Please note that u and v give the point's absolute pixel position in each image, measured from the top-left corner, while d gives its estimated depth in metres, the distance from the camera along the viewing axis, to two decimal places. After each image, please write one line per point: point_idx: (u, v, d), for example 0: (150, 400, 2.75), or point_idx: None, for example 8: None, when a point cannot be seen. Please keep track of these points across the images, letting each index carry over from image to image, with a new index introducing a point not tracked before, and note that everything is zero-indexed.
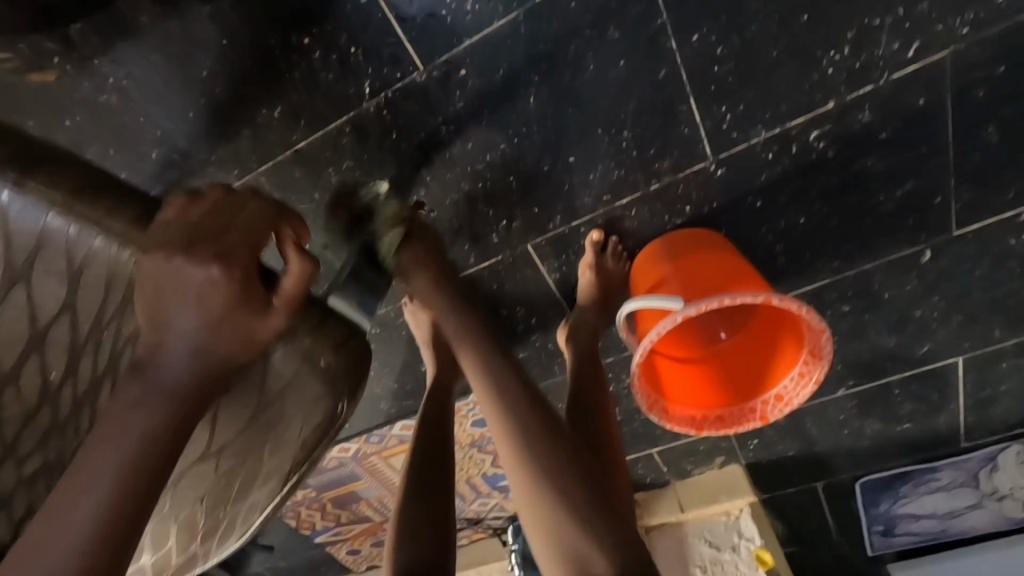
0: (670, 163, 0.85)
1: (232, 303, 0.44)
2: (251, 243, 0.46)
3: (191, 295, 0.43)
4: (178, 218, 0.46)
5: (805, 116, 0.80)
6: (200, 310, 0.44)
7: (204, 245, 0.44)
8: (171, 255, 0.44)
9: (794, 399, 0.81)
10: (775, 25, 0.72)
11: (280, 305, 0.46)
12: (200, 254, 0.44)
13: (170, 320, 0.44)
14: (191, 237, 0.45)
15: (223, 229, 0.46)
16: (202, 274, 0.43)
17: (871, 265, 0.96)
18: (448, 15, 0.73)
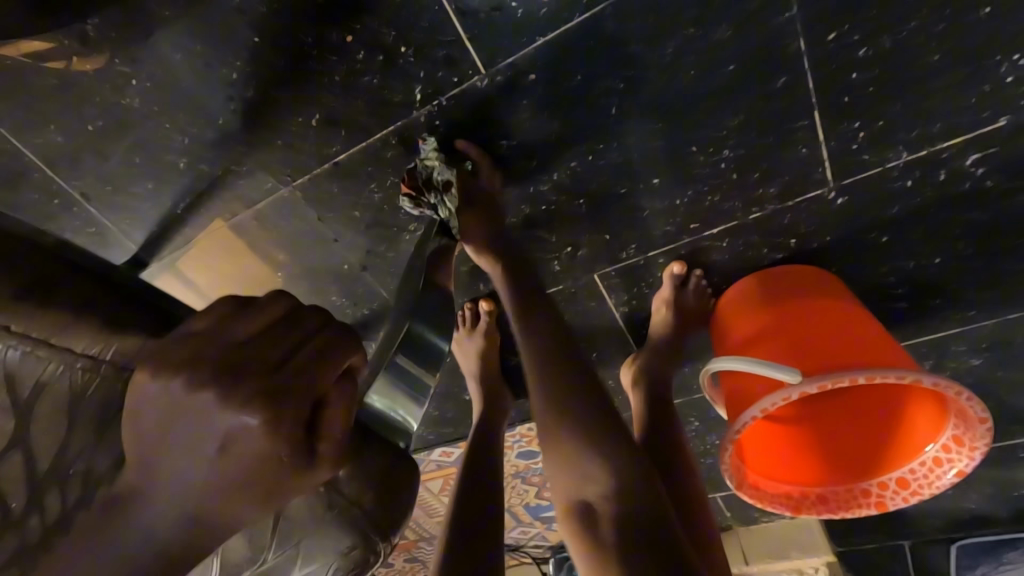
0: (777, 189, 0.70)
1: (261, 480, 0.24)
2: (315, 384, 0.26)
3: (194, 443, 0.24)
4: (218, 326, 0.27)
5: (962, 137, 0.63)
6: (209, 469, 0.24)
7: (246, 375, 0.25)
8: (187, 377, 0.24)
9: (924, 489, 0.65)
10: (943, 21, 0.55)
11: (328, 469, 0.26)
12: (231, 391, 0.24)
13: (160, 477, 0.24)
14: (226, 359, 0.25)
15: (275, 356, 0.26)
16: (218, 424, 0.24)
17: (1015, 314, 0.79)
18: (517, 8, 0.59)
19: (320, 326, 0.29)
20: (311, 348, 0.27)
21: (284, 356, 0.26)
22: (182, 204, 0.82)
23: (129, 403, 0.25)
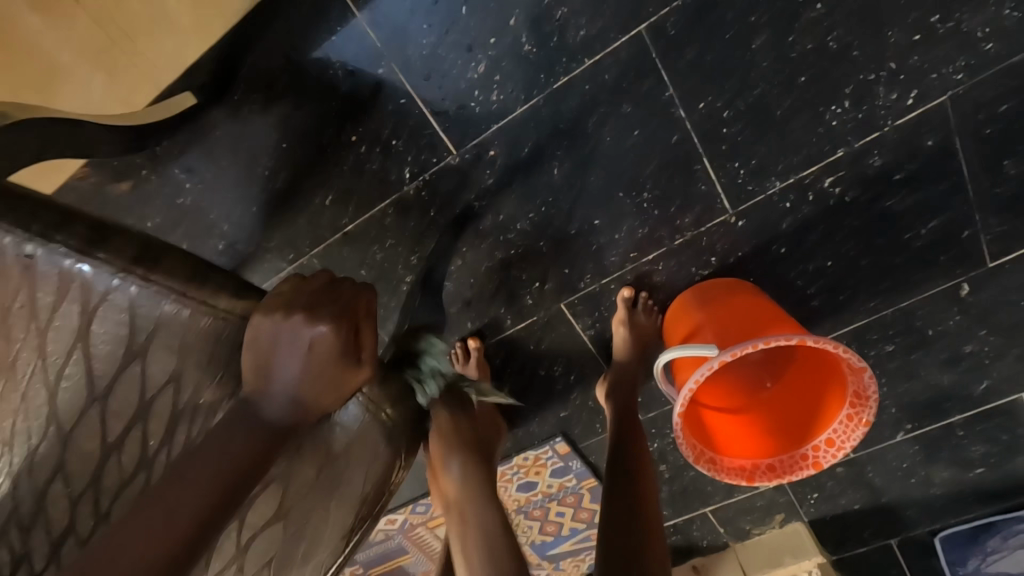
0: (691, 219, 0.90)
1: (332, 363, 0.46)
2: (355, 314, 0.48)
3: (296, 347, 0.45)
4: (296, 285, 0.48)
5: (818, 165, 0.84)
6: (306, 362, 0.45)
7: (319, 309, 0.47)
8: (288, 314, 0.46)
9: (846, 442, 0.79)
10: (775, 88, 0.79)
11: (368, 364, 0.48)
12: (312, 317, 0.46)
13: (277, 370, 0.45)
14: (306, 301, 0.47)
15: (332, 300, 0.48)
16: (309, 334, 0.45)
17: (907, 302, 0.96)
18: (477, 105, 0.82)
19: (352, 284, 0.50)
20: (349, 296, 0.49)
21: (337, 299, 0.48)
22: None
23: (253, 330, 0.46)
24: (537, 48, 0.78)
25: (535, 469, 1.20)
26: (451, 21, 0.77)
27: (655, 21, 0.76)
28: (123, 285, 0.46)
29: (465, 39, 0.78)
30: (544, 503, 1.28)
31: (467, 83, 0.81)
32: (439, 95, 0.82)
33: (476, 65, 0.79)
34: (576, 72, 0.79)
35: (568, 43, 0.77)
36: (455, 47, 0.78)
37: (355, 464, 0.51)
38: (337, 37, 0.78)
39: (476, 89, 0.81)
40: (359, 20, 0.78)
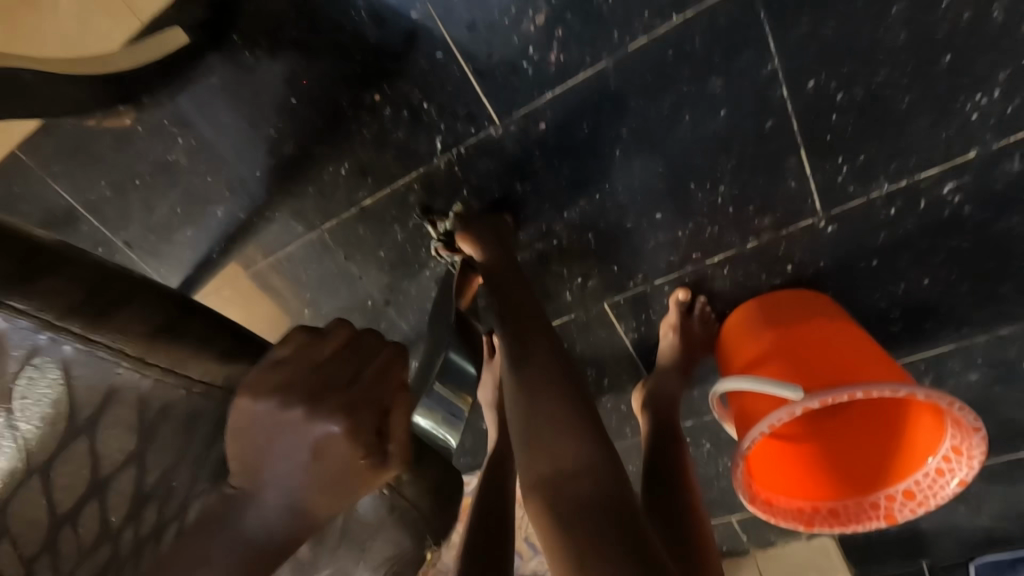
0: (771, 221, 0.76)
1: (347, 467, 0.34)
2: (380, 396, 0.36)
3: (297, 448, 0.34)
4: (301, 354, 0.36)
5: (938, 169, 0.69)
6: (310, 465, 0.34)
7: (329, 394, 0.34)
8: (288, 402, 0.34)
9: (929, 499, 0.68)
10: (908, 69, 0.62)
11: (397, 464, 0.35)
12: (320, 407, 0.34)
13: (272, 474, 0.34)
14: (312, 384, 0.35)
15: (349, 379, 0.36)
16: (315, 433, 0.33)
17: (1007, 330, 0.83)
18: (528, 67, 0.67)
19: (379, 352, 0.38)
20: (371, 369, 0.37)
21: (356, 377, 0.36)
22: (217, 248, 0.89)
23: (241, 418, 0.34)
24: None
25: None
26: None
27: None
28: (53, 343, 0.32)
29: None
30: None
31: (518, 38, 0.65)
32: (484, 51, 0.66)
33: (531, 16, 0.63)
34: (657, 33, 0.63)
35: None
36: None
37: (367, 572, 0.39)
38: None
39: (529, 47, 0.65)
40: None
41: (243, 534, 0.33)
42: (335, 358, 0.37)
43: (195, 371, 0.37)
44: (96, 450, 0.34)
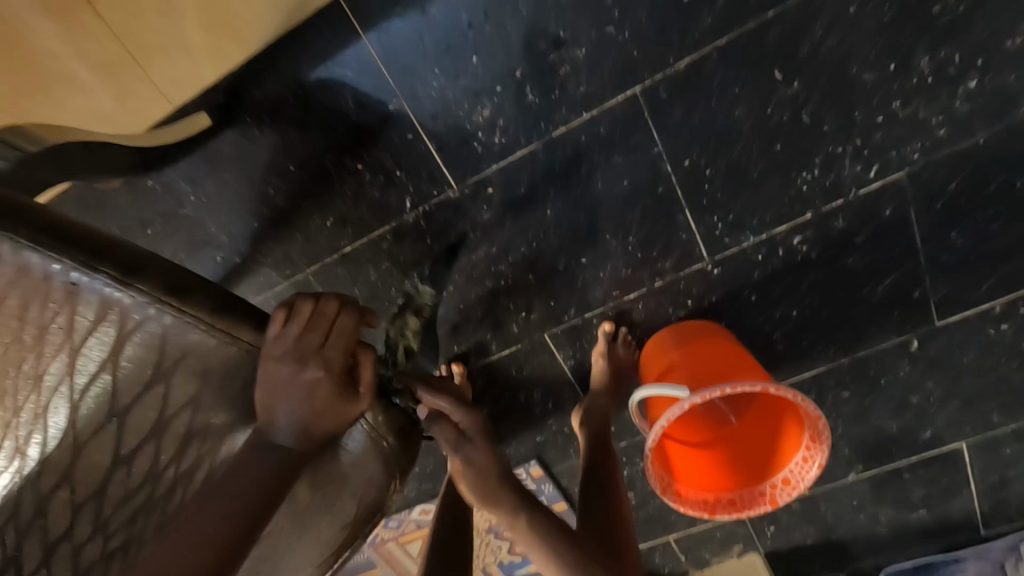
0: (671, 263, 0.96)
1: (334, 399, 0.50)
2: (350, 351, 0.52)
3: (294, 395, 0.48)
4: (282, 326, 0.50)
5: (787, 224, 0.92)
6: (306, 404, 0.49)
7: (310, 352, 0.50)
8: (283, 361, 0.49)
9: (800, 482, 0.85)
10: (754, 152, 0.86)
11: (367, 397, 0.51)
12: (306, 360, 0.49)
13: (278, 414, 0.49)
14: (297, 347, 0.49)
15: (323, 340, 0.51)
16: (306, 378, 0.49)
17: (864, 351, 1.04)
18: (479, 145, 0.87)
19: (338, 316, 0.53)
20: (342, 331, 0.52)
21: (331, 338, 0.51)
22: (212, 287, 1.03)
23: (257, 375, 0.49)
24: (538, 98, 0.84)
25: None
26: (459, 67, 0.82)
27: (648, 84, 0.82)
28: (157, 314, 0.46)
29: (473, 86, 0.83)
30: None
31: (471, 124, 0.86)
32: (444, 133, 0.87)
33: (481, 109, 0.85)
34: (574, 122, 0.85)
35: (568, 96, 0.83)
36: (463, 92, 0.84)
37: (348, 494, 0.54)
38: (351, 74, 0.83)
39: (479, 130, 0.86)
40: (372, 57, 0.82)
41: (266, 458, 0.48)
42: (308, 325, 0.51)
43: (246, 335, 0.49)
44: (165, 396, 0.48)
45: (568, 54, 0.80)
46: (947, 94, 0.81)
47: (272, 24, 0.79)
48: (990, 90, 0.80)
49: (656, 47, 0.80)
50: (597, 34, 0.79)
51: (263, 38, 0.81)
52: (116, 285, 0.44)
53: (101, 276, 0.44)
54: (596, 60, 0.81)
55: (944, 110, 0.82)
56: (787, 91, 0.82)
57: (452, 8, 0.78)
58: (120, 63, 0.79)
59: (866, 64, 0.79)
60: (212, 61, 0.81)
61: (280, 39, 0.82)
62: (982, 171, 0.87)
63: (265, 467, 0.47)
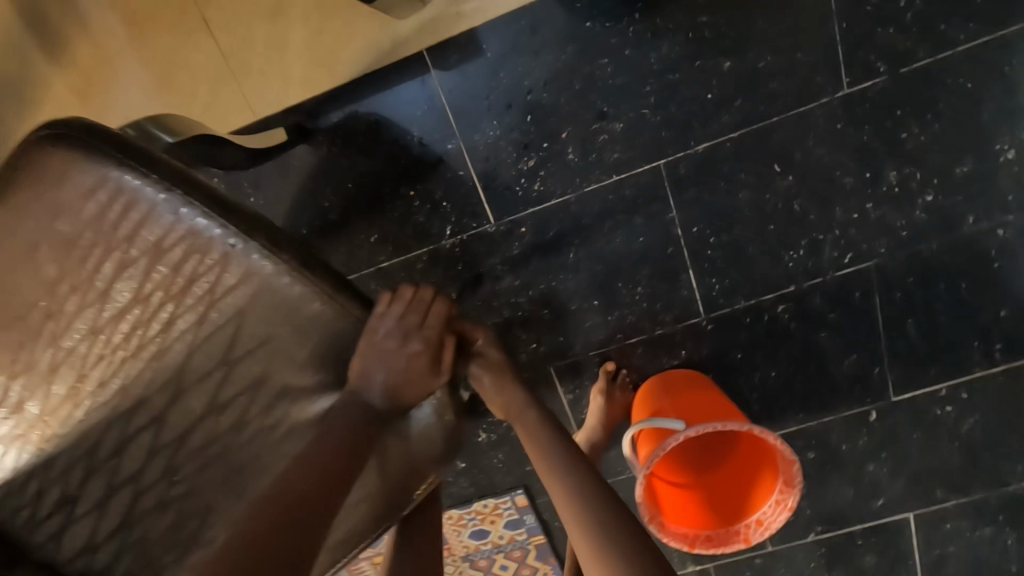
0: (672, 315, 1.08)
1: (425, 373, 0.61)
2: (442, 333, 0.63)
3: (390, 364, 0.59)
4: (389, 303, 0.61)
5: (774, 294, 1.06)
6: (399, 373, 0.60)
7: (413, 334, 0.61)
8: (387, 338, 0.60)
9: (772, 522, 0.94)
10: (752, 230, 1.01)
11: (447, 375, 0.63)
12: (408, 338, 0.60)
13: (372, 378, 0.60)
14: (403, 330, 0.61)
15: (422, 321, 0.62)
16: (406, 353, 0.60)
17: (830, 417, 1.16)
18: (520, 190, 1.00)
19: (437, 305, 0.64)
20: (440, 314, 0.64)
21: (428, 319, 0.62)
22: None
23: (365, 347, 0.60)
24: (577, 158, 0.98)
25: (491, 518, 1.27)
26: (515, 124, 0.96)
27: (671, 161, 0.97)
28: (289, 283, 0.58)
29: (524, 139, 0.97)
30: (491, 555, 1.32)
31: (516, 172, 0.99)
32: (492, 175, 0.99)
33: (527, 160, 0.98)
34: (604, 182, 0.99)
35: (603, 160, 0.98)
36: (515, 143, 0.97)
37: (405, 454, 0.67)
38: (421, 117, 0.97)
39: (523, 178, 0.99)
40: (442, 106, 0.96)
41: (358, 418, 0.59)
42: (412, 310, 0.62)
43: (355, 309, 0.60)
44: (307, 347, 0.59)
45: (608, 126, 0.95)
46: (908, 205, 0.99)
47: (360, 61, 0.92)
48: (941, 206, 0.99)
49: (681, 132, 0.96)
50: (634, 114, 0.95)
51: (349, 73, 0.93)
52: (265, 255, 0.57)
53: (260, 246, 0.57)
54: (631, 135, 0.96)
55: (907, 217, 1.00)
56: (783, 182, 0.98)
57: (518, 75, 0.93)
58: (222, 75, 0.93)
59: (847, 171, 0.97)
60: (299, 86, 0.94)
61: (362, 76, 0.94)
62: (934, 271, 1.04)
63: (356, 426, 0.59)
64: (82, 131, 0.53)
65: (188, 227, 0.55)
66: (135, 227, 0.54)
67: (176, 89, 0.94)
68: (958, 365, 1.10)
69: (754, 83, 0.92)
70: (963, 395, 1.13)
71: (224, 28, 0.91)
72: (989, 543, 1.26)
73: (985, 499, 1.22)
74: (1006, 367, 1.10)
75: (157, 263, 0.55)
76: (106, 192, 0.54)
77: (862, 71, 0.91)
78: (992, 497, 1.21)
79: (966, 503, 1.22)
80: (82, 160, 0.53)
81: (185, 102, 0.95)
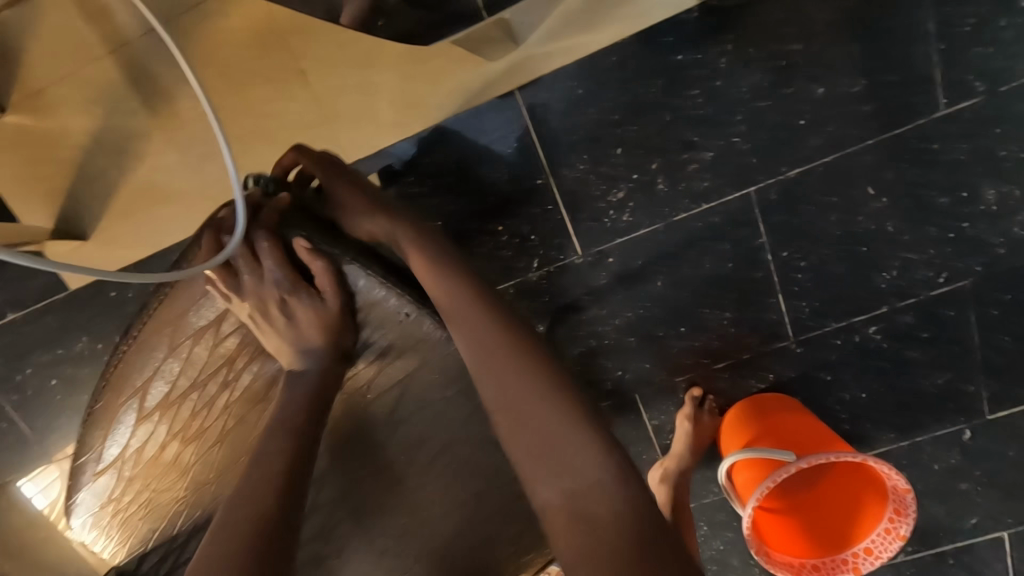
0: (760, 339, 1.07)
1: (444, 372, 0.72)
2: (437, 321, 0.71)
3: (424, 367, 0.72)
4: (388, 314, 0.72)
5: (865, 315, 1.04)
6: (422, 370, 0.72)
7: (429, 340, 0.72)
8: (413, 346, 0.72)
9: (882, 552, 0.93)
10: (842, 252, 1.00)
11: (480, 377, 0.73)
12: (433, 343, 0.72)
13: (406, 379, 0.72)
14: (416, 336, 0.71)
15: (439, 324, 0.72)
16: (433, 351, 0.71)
17: (921, 436, 1.14)
18: (608, 222, 1.00)
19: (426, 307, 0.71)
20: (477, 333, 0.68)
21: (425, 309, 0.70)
22: None
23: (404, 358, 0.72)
24: (665, 188, 0.98)
25: None
26: (604, 156, 0.96)
27: (760, 187, 0.97)
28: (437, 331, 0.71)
29: (612, 171, 0.97)
30: None
31: (604, 204, 0.99)
32: (579, 208, 1.00)
33: (615, 191, 0.98)
34: (693, 211, 0.99)
35: (692, 188, 0.98)
36: (603, 176, 0.98)
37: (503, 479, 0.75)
38: (511, 153, 0.97)
39: (610, 209, 1.00)
40: (531, 141, 0.96)
41: (414, 422, 0.73)
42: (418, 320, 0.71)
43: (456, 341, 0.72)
44: (439, 377, 0.72)
45: (697, 156, 0.96)
46: (1005, 222, 0.97)
47: (450, 104, 0.94)
48: None
49: (772, 158, 0.95)
50: (724, 143, 0.95)
51: (438, 116, 0.95)
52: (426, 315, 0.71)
53: (429, 315, 0.70)
54: (721, 163, 0.96)
55: (1004, 234, 0.98)
56: (875, 204, 0.97)
57: (608, 109, 0.94)
58: (311, 122, 0.94)
59: (942, 191, 0.96)
60: (389, 130, 0.95)
61: (449, 117, 0.95)
62: None
63: (387, 416, 0.72)
64: (273, 220, 0.68)
65: (364, 298, 0.71)
66: (297, 304, 0.69)
67: (260, 130, 0.94)
68: None
69: (847, 108, 0.92)
70: None
71: (313, 74, 0.91)
72: None
73: None
74: None
75: (320, 334, 0.69)
76: (281, 270, 0.68)
77: (959, 92, 0.90)
78: None
79: None
80: (272, 247, 0.67)
81: (271, 141, 0.94)
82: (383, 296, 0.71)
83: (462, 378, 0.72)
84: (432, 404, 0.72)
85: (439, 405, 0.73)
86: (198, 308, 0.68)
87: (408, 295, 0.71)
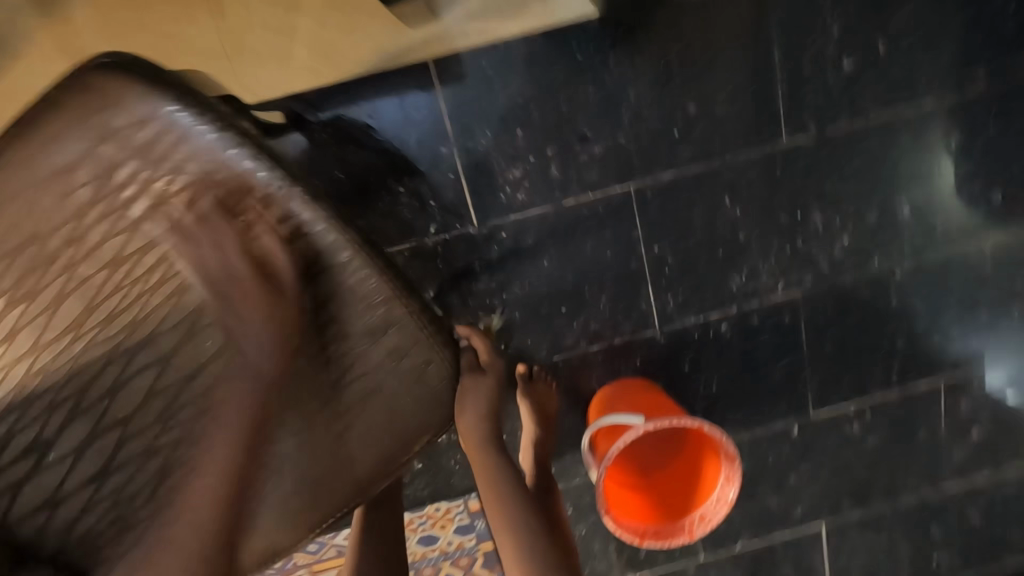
0: (631, 326, 1.18)
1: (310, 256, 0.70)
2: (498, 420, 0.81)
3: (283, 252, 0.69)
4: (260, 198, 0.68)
5: (719, 312, 1.19)
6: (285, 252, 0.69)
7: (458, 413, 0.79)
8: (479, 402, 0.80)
9: (713, 517, 1.02)
10: (703, 253, 1.15)
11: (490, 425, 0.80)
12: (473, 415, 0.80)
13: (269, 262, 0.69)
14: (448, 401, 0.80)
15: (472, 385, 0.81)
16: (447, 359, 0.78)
17: (760, 430, 1.29)
18: (504, 197, 1.08)
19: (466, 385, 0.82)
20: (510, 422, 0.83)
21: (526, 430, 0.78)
22: None
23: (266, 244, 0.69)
24: (559, 173, 1.07)
25: (443, 522, 1.26)
26: (507, 136, 1.05)
27: (639, 185, 1.10)
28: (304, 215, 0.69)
29: (513, 151, 1.06)
30: None
31: (503, 180, 1.07)
32: (480, 181, 1.07)
33: (513, 170, 1.07)
34: (581, 198, 1.09)
35: (581, 177, 1.08)
36: (504, 154, 1.06)
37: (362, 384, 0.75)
38: (418, 115, 1.02)
39: (508, 186, 1.07)
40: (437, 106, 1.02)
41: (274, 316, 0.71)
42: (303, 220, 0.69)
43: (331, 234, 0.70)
44: (307, 265, 0.70)
45: (588, 148, 1.07)
46: (829, 244, 1.17)
47: (365, 62, 0.98)
48: (855, 247, 1.18)
49: (650, 160, 1.08)
50: (611, 141, 1.07)
51: (354, 71, 0.98)
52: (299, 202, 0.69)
53: (300, 191, 0.69)
54: (608, 157, 1.08)
55: (828, 254, 1.18)
56: (731, 214, 1.13)
57: (514, 93, 1.03)
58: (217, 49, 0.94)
59: (783, 210, 1.13)
60: (304, 77, 0.97)
61: (366, 75, 0.99)
62: (849, 302, 1.21)
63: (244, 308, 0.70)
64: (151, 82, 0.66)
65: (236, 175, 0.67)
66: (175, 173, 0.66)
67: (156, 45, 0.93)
68: (864, 387, 1.28)
69: (712, 127, 1.08)
70: (867, 414, 1.30)
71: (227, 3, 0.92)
72: (885, 551, 1.42)
73: (883, 511, 1.38)
74: (901, 391, 1.29)
75: (190, 202, 0.67)
76: (151, 131, 0.65)
77: (797, 128, 1.09)
78: (888, 508, 1.38)
79: (867, 514, 1.38)
80: (144, 101, 0.65)
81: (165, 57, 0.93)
82: (251, 169, 0.67)
83: (330, 267, 0.71)
84: (292, 293, 0.71)
85: (305, 300, 0.71)
86: (50, 148, 0.65)
87: (279, 168, 0.68)
